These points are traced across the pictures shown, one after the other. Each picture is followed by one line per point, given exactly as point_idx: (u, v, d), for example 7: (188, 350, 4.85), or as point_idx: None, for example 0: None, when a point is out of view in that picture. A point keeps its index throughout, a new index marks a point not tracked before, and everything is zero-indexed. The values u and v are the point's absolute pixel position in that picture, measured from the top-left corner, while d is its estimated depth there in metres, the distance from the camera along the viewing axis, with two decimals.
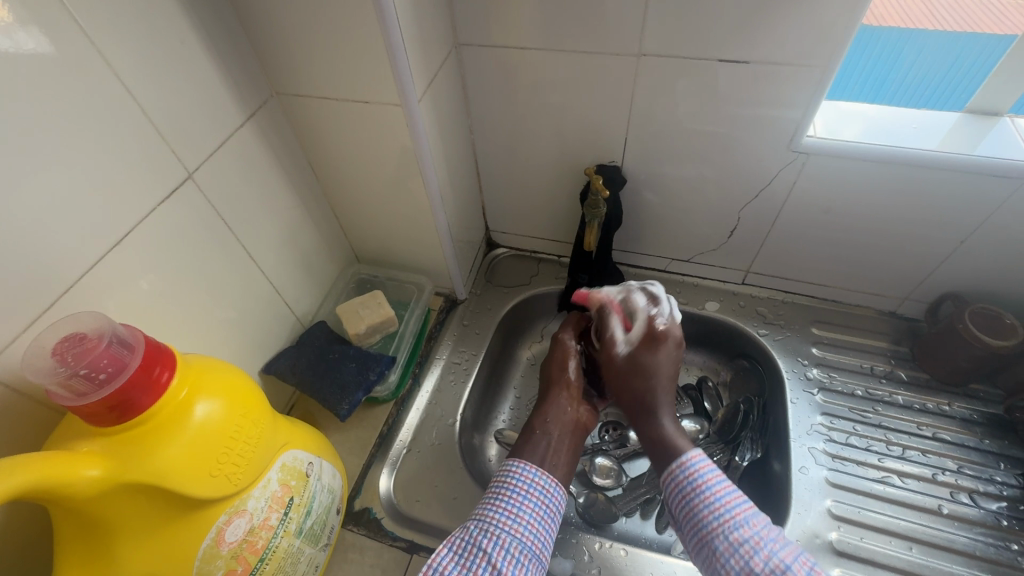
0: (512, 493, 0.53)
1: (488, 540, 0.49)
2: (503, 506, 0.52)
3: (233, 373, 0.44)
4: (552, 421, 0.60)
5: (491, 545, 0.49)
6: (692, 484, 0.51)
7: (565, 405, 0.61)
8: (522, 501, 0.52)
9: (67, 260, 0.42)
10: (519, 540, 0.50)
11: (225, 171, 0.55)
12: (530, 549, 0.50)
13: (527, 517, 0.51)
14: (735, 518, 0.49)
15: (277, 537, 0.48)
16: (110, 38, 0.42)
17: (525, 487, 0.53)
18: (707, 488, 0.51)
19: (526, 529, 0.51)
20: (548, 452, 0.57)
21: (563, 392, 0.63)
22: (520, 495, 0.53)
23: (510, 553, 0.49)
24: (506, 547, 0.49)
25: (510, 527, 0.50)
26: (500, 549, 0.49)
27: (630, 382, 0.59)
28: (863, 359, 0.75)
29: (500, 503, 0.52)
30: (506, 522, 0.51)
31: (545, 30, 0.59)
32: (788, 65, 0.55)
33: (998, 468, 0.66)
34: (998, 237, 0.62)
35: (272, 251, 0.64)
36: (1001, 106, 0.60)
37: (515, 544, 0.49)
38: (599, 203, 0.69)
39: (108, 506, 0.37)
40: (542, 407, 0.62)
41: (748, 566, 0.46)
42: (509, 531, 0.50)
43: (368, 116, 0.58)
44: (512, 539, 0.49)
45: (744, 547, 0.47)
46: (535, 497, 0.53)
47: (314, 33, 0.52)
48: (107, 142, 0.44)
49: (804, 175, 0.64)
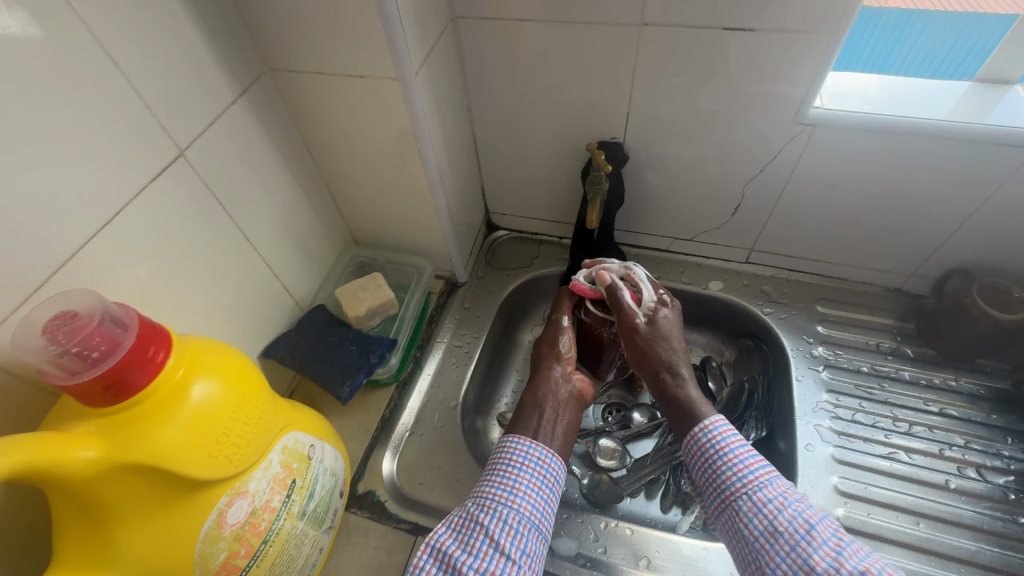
0: (508, 467, 0.52)
1: (486, 515, 0.49)
2: (500, 479, 0.52)
3: (230, 354, 0.43)
4: (546, 394, 0.59)
5: (488, 519, 0.49)
6: (713, 447, 0.52)
7: (558, 378, 0.60)
8: (519, 472, 0.52)
9: (56, 240, 0.41)
10: (518, 511, 0.49)
11: (217, 150, 0.54)
12: (530, 519, 0.50)
13: (525, 489, 0.51)
14: (758, 478, 0.50)
15: (279, 520, 0.47)
16: (94, 11, 0.40)
17: (521, 460, 0.53)
18: (730, 448, 0.52)
19: (525, 500, 0.50)
20: (542, 424, 0.56)
21: (556, 364, 0.61)
22: (518, 467, 0.52)
23: (509, 524, 0.48)
24: (504, 518, 0.49)
25: (507, 499, 0.50)
26: (497, 521, 0.48)
27: (654, 352, 0.56)
28: (869, 336, 0.74)
29: (497, 477, 0.52)
30: (503, 494, 0.50)
31: (544, 1, 0.57)
32: (795, 34, 0.53)
33: (1005, 442, 0.65)
34: (1008, 210, 0.61)
35: (268, 233, 0.63)
36: (1011, 74, 0.59)
37: (513, 515, 0.49)
38: (601, 180, 0.67)
39: (105, 487, 0.36)
40: (535, 379, 0.61)
41: (771, 525, 0.47)
42: (507, 503, 0.50)
43: (364, 92, 0.57)
44: (511, 511, 0.49)
45: (767, 506, 0.48)
46: (532, 467, 0.52)
47: (306, 4, 0.50)
48: (94, 120, 0.42)
49: (810, 149, 0.63)
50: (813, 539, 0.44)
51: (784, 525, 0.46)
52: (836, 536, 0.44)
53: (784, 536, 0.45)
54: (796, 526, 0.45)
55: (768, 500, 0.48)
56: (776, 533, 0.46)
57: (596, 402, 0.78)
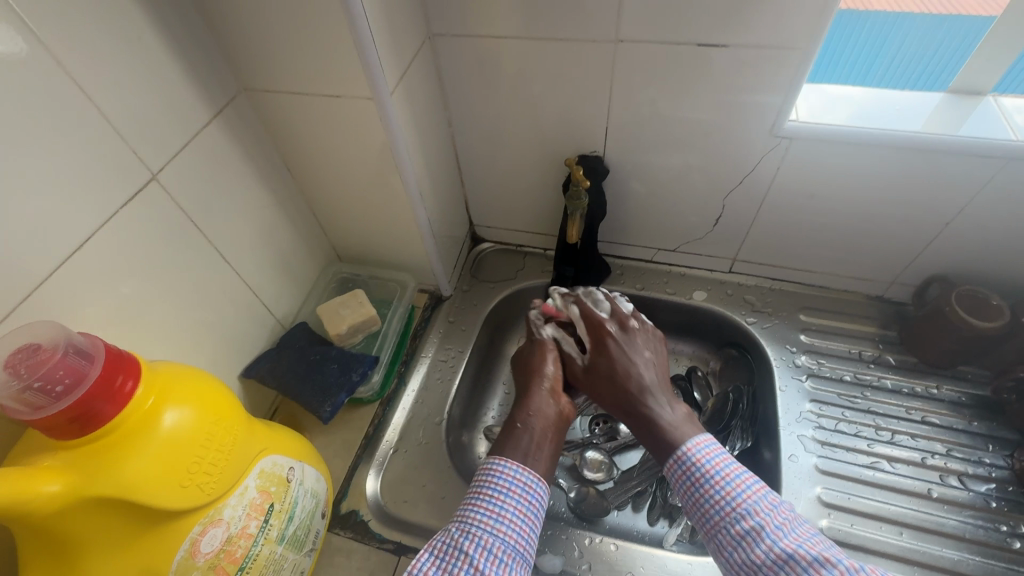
0: (494, 492, 0.52)
1: (470, 542, 0.48)
2: (485, 506, 0.51)
3: (204, 380, 0.43)
4: (534, 416, 0.59)
5: (473, 547, 0.48)
6: (693, 471, 0.52)
7: (548, 399, 0.60)
8: (505, 499, 0.52)
9: (22, 268, 0.41)
10: (501, 539, 0.49)
11: (193, 171, 0.53)
12: (514, 547, 0.49)
13: (510, 516, 0.51)
14: (741, 503, 0.49)
15: (257, 545, 0.47)
16: (61, 37, 0.40)
17: (506, 486, 0.52)
18: (710, 473, 0.51)
19: (509, 528, 0.50)
20: (530, 448, 0.56)
21: (541, 383, 0.62)
22: (503, 493, 0.52)
23: (493, 554, 0.48)
24: (489, 547, 0.48)
25: (492, 527, 0.50)
26: (482, 550, 0.48)
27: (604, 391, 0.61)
28: (852, 345, 0.74)
29: (483, 503, 0.52)
30: (488, 522, 0.50)
31: (520, 19, 0.58)
32: (767, 49, 0.54)
33: (986, 449, 0.65)
34: (985, 218, 0.61)
35: (248, 252, 0.63)
36: (984, 85, 0.59)
37: (497, 544, 0.49)
38: (581, 194, 0.67)
39: (71, 521, 0.36)
40: (524, 401, 0.61)
41: (749, 557, 0.46)
42: (491, 531, 0.49)
43: (340, 111, 0.57)
44: (495, 540, 0.49)
45: (744, 539, 0.47)
46: (518, 493, 0.52)
47: (279, 26, 0.50)
48: (62, 144, 0.42)
49: (788, 160, 0.63)
50: (789, 567, 0.43)
51: (762, 559, 0.45)
52: (815, 563, 0.43)
53: (764, 570, 0.45)
54: (772, 557, 0.45)
55: (748, 529, 0.47)
56: (756, 567, 0.45)
57: (583, 414, 0.77)
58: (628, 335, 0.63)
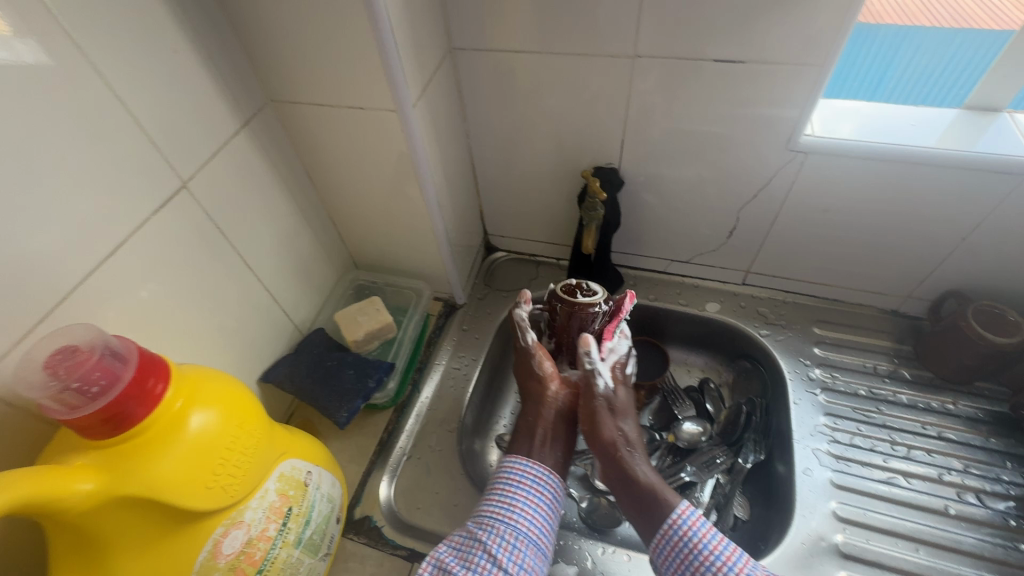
0: (507, 485, 0.56)
1: (484, 530, 0.52)
2: (499, 497, 0.55)
3: (228, 383, 0.44)
4: (537, 418, 0.63)
5: (488, 535, 0.51)
6: (683, 544, 0.52)
7: (552, 400, 0.64)
8: (516, 490, 0.56)
9: (59, 271, 0.42)
10: (514, 527, 0.53)
11: (219, 180, 0.55)
12: (526, 534, 0.52)
13: (522, 506, 0.55)
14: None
15: (275, 548, 0.47)
16: (103, 50, 0.42)
17: (517, 480, 0.57)
18: (701, 547, 0.51)
19: (521, 517, 0.54)
20: (535, 445, 0.60)
21: (546, 385, 0.64)
22: (515, 486, 0.56)
23: (506, 539, 0.51)
24: (502, 534, 0.52)
25: (505, 516, 0.53)
26: (495, 537, 0.51)
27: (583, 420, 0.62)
28: (866, 359, 0.74)
29: (496, 496, 0.56)
30: (502, 511, 0.54)
31: (539, 35, 0.59)
32: (784, 65, 0.55)
33: (1004, 467, 0.65)
34: (1001, 232, 0.61)
35: (269, 259, 0.64)
36: (1000, 101, 0.60)
37: (509, 532, 0.52)
38: (596, 206, 0.69)
39: (101, 519, 0.37)
40: (527, 401, 0.64)
41: None
42: (504, 518, 0.53)
43: (363, 122, 0.58)
44: (507, 527, 0.52)
45: None
46: (529, 486, 0.56)
47: (308, 40, 0.52)
48: (101, 150, 0.43)
49: (802, 174, 0.64)
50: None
51: None
52: None
53: None
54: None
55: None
56: None
57: None
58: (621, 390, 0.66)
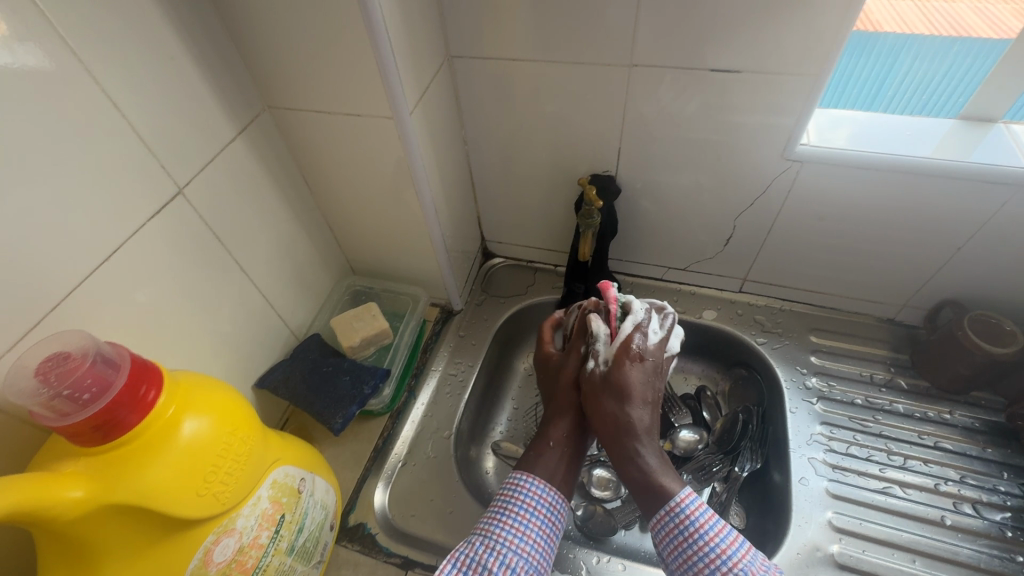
0: (519, 509, 0.52)
1: (493, 559, 0.48)
2: (511, 523, 0.51)
3: (221, 390, 0.44)
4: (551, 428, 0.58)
5: (497, 565, 0.48)
6: (680, 533, 0.49)
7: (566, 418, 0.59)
8: (530, 518, 0.52)
9: (53, 276, 0.42)
10: (524, 558, 0.49)
11: (216, 185, 0.55)
12: (535, 568, 0.50)
13: (533, 536, 0.51)
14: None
15: (267, 556, 0.47)
16: (100, 57, 0.42)
17: (533, 503, 0.53)
18: (699, 535, 0.49)
19: (531, 547, 0.51)
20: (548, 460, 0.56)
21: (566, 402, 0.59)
22: (529, 511, 0.52)
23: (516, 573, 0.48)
24: (511, 565, 0.48)
25: (517, 545, 0.50)
26: (505, 569, 0.48)
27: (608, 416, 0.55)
28: (863, 367, 0.74)
29: (507, 519, 0.52)
30: (513, 540, 0.50)
31: (536, 42, 0.59)
32: (780, 75, 0.55)
33: (1001, 477, 0.65)
34: (996, 242, 0.61)
35: (265, 264, 0.64)
36: (995, 112, 0.60)
37: (520, 564, 0.49)
38: (593, 213, 0.69)
39: (90, 528, 0.36)
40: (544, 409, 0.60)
41: None
42: (516, 550, 0.49)
43: (360, 129, 0.58)
44: (518, 558, 0.49)
45: None
46: (543, 514, 0.53)
47: (305, 47, 0.52)
48: (99, 155, 0.44)
49: (798, 183, 0.64)
50: None
51: None
52: None
53: None
54: None
55: None
56: None
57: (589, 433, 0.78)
58: (652, 367, 0.57)
